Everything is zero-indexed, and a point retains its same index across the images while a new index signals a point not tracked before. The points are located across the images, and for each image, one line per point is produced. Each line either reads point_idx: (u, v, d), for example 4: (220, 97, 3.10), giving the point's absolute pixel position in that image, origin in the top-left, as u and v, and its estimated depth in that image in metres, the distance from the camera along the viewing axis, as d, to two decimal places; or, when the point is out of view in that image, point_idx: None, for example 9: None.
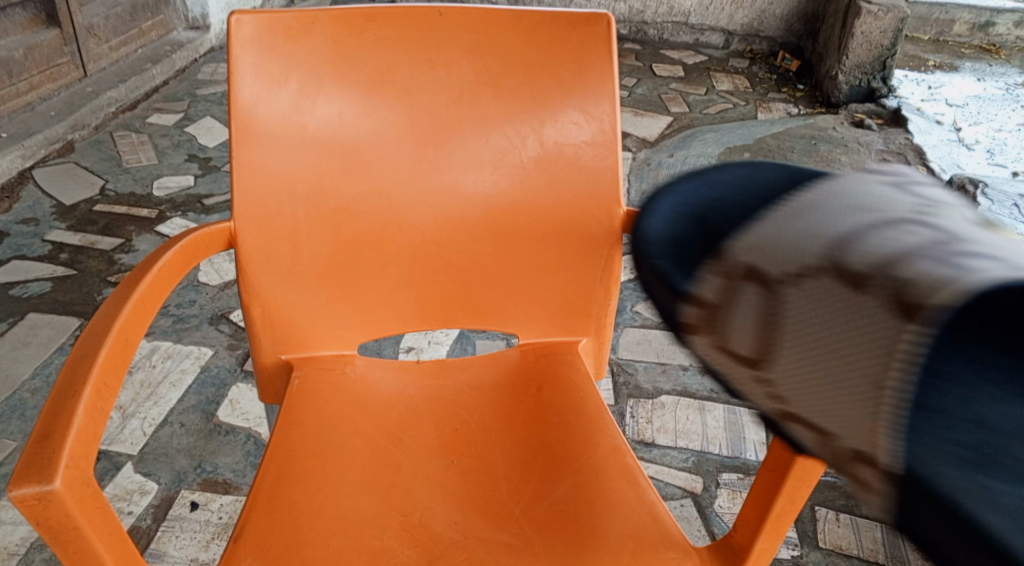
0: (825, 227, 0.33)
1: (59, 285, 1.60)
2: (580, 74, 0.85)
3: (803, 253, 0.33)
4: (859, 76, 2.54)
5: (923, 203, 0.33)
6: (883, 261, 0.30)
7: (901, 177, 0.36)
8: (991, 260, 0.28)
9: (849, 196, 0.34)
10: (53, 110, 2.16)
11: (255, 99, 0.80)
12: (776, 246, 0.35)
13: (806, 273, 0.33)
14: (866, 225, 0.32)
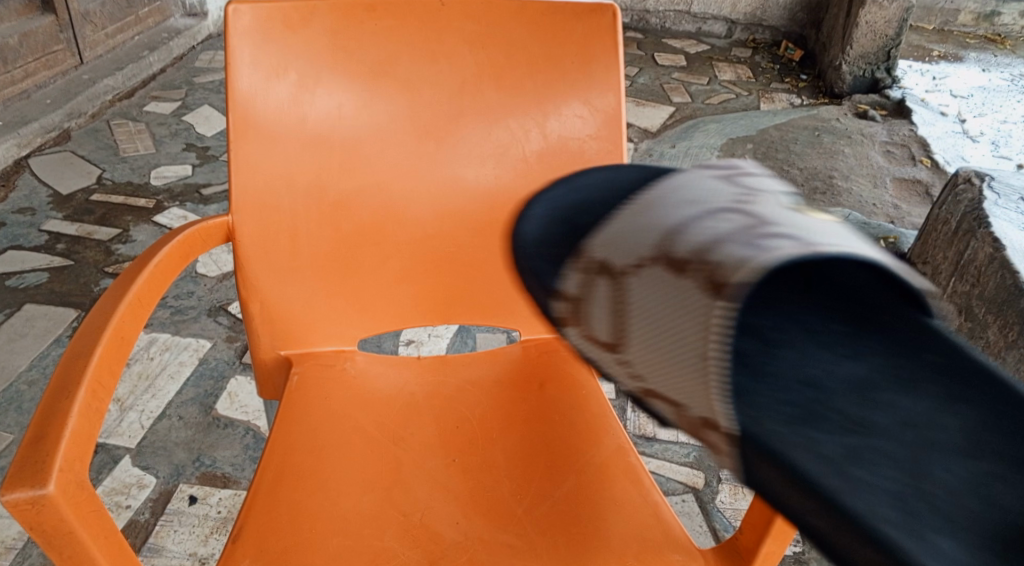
0: (657, 222, 0.42)
1: (56, 276, 1.59)
2: (585, 66, 0.83)
3: (634, 235, 0.44)
4: (863, 66, 2.52)
5: (743, 195, 0.43)
6: (710, 245, 0.39)
7: (730, 174, 0.46)
8: (787, 241, 0.38)
9: (679, 192, 0.44)
10: (49, 98, 2.14)
11: (254, 91, 0.78)
12: (618, 232, 0.45)
13: (646, 265, 0.41)
14: (695, 217, 0.41)
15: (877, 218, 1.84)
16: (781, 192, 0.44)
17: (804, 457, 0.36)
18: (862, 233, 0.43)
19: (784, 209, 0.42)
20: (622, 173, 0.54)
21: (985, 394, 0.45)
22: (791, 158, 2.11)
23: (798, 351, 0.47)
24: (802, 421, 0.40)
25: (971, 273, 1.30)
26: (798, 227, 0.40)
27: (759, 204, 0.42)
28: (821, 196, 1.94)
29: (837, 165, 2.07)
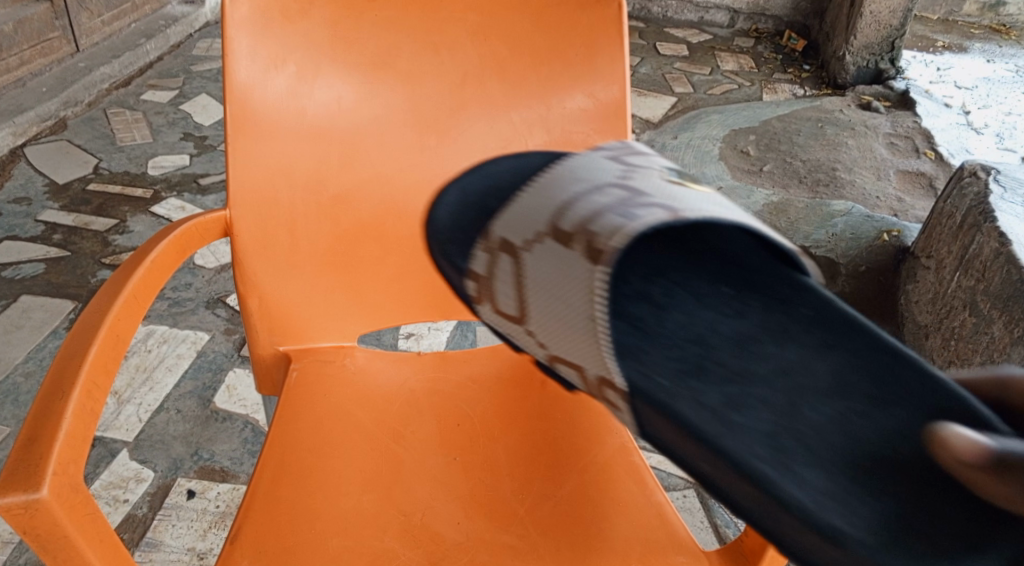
0: (553, 198, 0.54)
1: (52, 267, 1.58)
2: (589, 59, 0.82)
3: (536, 220, 0.55)
4: (866, 56, 2.50)
5: (624, 173, 0.55)
6: (593, 217, 0.51)
7: (619, 157, 0.58)
8: (654, 211, 0.51)
9: (572, 171, 0.56)
10: (45, 86, 2.12)
11: (252, 82, 0.77)
12: (521, 216, 0.56)
13: (540, 242, 0.53)
14: (583, 195, 0.53)
15: (881, 211, 1.83)
16: (660, 169, 0.57)
17: (692, 409, 0.50)
18: (726, 200, 0.56)
19: (658, 183, 0.54)
20: (529, 157, 0.64)
21: (845, 334, 0.56)
22: (794, 149, 2.10)
23: (685, 312, 0.57)
24: (690, 373, 0.53)
25: (976, 268, 1.29)
26: (669, 198, 0.53)
27: (636, 180, 0.54)
28: (824, 189, 1.92)
29: (841, 157, 2.05)
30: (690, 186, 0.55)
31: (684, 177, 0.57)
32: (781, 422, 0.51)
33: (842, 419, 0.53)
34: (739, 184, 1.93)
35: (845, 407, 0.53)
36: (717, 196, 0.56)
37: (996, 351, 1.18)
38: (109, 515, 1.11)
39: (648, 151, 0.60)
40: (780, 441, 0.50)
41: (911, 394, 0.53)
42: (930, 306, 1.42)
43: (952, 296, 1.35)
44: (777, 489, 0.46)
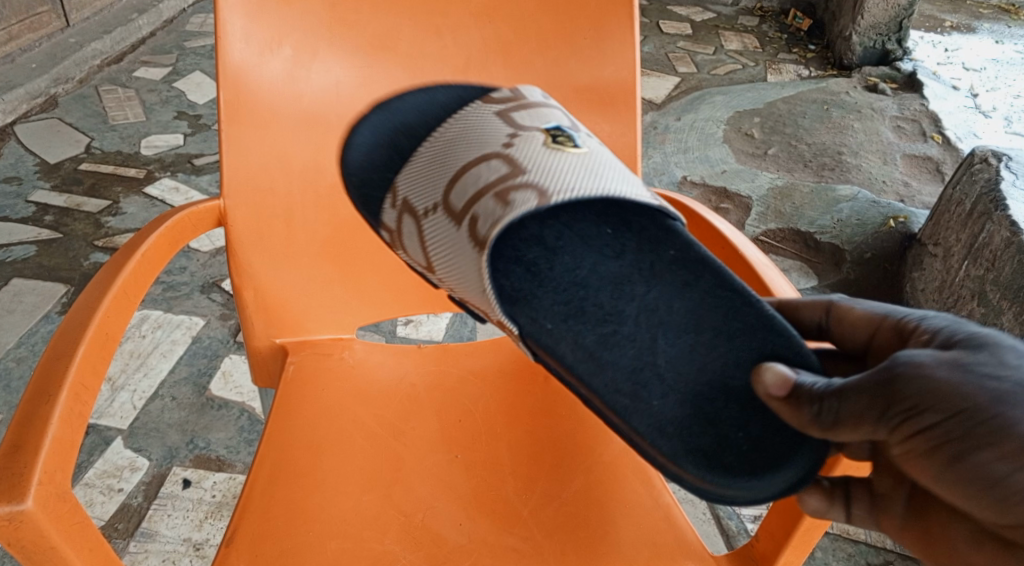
0: (446, 168, 0.60)
1: (44, 249, 1.55)
2: (597, 43, 0.80)
3: (432, 185, 0.60)
4: (873, 37, 2.45)
5: (509, 139, 0.60)
6: (475, 198, 0.58)
7: (508, 114, 0.62)
8: (527, 197, 0.57)
9: (465, 135, 0.61)
10: (35, 63, 2.07)
11: (247, 64, 0.74)
12: (419, 176, 0.61)
13: (438, 213, 0.59)
14: (470, 170, 0.59)
15: (887, 196, 1.80)
16: (544, 128, 0.61)
17: (569, 346, 0.57)
18: (604, 162, 0.61)
19: (537, 151, 0.59)
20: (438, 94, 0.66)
21: (697, 274, 0.59)
22: (799, 132, 2.06)
23: (574, 255, 0.60)
24: (568, 319, 0.58)
25: (986, 257, 1.27)
26: (545, 173, 0.58)
27: (518, 148, 0.59)
28: (830, 173, 1.89)
29: (846, 141, 2.02)
30: (570, 151, 0.60)
31: (567, 135, 0.62)
32: (630, 351, 0.58)
33: (684, 342, 0.58)
34: (743, 168, 1.89)
35: (690, 336, 0.58)
36: (594, 160, 0.60)
37: None
38: (103, 504, 1.10)
39: (538, 101, 0.64)
40: (635, 368, 0.57)
41: (747, 324, 0.58)
42: (937, 295, 1.40)
43: (960, 286, 1.33)
44: (629, 417, 0.55)
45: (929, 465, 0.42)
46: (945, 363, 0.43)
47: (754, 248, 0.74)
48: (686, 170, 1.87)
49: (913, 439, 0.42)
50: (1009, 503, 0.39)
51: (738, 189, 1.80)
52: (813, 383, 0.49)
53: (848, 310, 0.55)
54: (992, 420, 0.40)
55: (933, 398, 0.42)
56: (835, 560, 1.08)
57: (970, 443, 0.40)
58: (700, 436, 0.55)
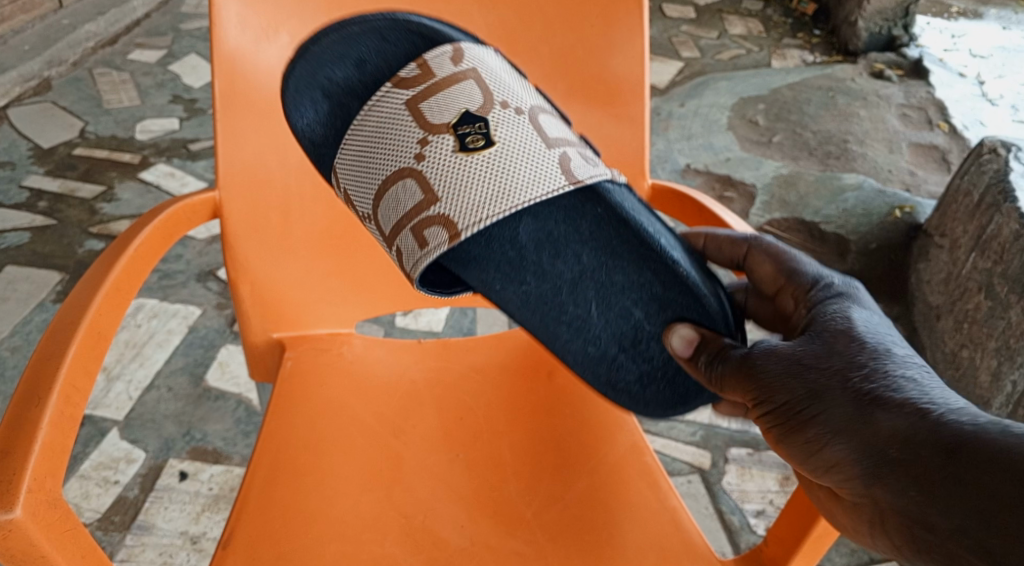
0: (366, 179, 0.66)
1: (38, 236, 1.52)
2: (606, 31, 0.79)
3: (359, 179, 0.66)
4: (880, 22, 2.42)
5: (419, 151, 0.64)
6: (395, 227, 0.65)
7: (417, 105, 0.65)
8: (437, 235, 0.63)
9: (378, 138, 0.66)
10: (28, 44, 2.03)
11: (243, 50, 0.71)
12: (348, 162, 0.67)
13: (370, 221, 0.67)
14: (388, 191, 0.65)
15: (892, 185, 1.78)
16: (452, 125, 0.64)
17: (516, 296, 0.66)
18: (512, 159, 0.63)
19: (446, 163, 0.64)
20: (361, 40, 0.68)
21: (620, 245, 0.65)
22: (804, 120, 2.04)
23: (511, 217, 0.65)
24: (512, 279, 0.66)
25: (994, 250, 1.25)
26: (455, 195, 0.63)
27: (428, 161, 0.64)
28: (835, 161, 1.87)
29: (852, 129, 1.99)
30: (477, 156, 0.63)
31: (476, 127, 0.64)
32: (567, 304, 0.66)
33: (611, 293, 0.66)
34: (748, 155, 1.87)
35: (620, 290, 0.66)
36: (502, 159, 0.63)
37: (1013, 337, 1.15)
38: (99, 497, 1.08)
39: (449, 75, 0.66)
40: (571, 319, 0.67)
41: (662, 280, 0.64)
42: (943, 286, 1.38)
43: (966, 277, 1.31)
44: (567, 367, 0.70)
45: (772, 439, 0.51)
46: (785, 357, 0.51)
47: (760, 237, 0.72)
48: (689, 158, 1.85)
49: (764, 418, 0.52)
50: (819, 472, 0.48)
51: (743, 177, 1.78)
52: (719, 342, 0.59)
53: (758, 265, 0.64)
54: (809, 406, 0.48)
55: (773, 388, 0.51)
56: (839, 556, 1.07)
57: (792, 424, 0.49)
58: (626, 375, 0.68)
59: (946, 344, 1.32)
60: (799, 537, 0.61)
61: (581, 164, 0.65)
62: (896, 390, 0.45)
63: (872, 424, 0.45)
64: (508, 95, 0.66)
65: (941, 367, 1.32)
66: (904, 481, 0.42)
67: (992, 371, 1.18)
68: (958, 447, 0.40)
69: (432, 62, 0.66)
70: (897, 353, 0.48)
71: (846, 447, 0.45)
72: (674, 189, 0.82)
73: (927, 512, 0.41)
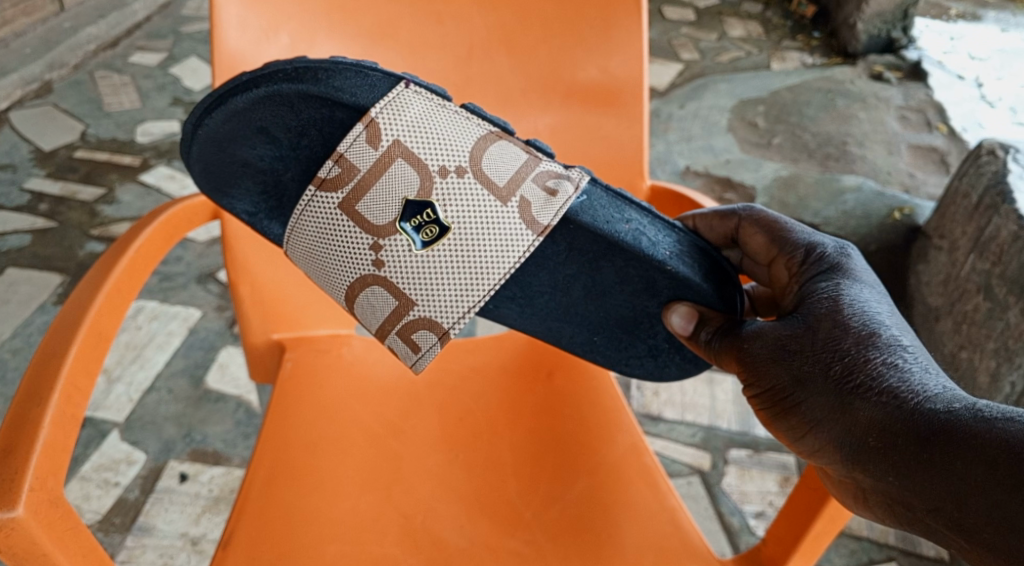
0: (336, 286, 0.64)
1: (39, 238, 1.53)
2: (606, 32, 0.80)
3: (328, 282, 0.64)
4: (879, 25, 2.42)
5: (376, 258, 0.61)
6: (381, 328, 0.64)
7: (353, 208, 0.60)
8: (425, 337, 0.62)
9: (327, 247, 0.62)
10: (30, 47, 2.04)
11: (243, 52, 0.72)
12: (310, 265, 0.64)
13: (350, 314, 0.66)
14: (360, 297, 0.63)
15: (891, 187, 1.78)
16: (399, 219, 0.59)
17: (512, 312, 0.68)
18: (475, 240, 0.59)
19: (406, 261, 0.60)
20: (251, 112, 0.57)
21: (603, 255, 0.59)
22: (804, 122, 2.04)
23: None
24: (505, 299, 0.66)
25: (992, 252, 1.25)
26: (428, 290, 0.61)
27: (388, 265, 0.61)
28: (834, 164, 1.87)
29: (851, 131, 2.00)
30: (438, 249, 0.60)
31: (424, 216, 0.59)
32: (564, 303, 0.66)
33: (600, 288, 0.63)
34: (748, 157, 1.87)
35: (610, 286, 0.63)
36: (464, 245, 0.59)
37: (1012, 337, 1.15)
38: (100, 498, 1.09)
39: (374, 164, 0.58)
40: (569, 314, 0.67)
41: (649, 274, 0.60)
42: (942, 288, 1.38)
43: (965, 279, 1.31)
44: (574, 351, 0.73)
45: (761, 416, 0.55)
46: (772, 343, 0.54)
47: None
48: (689, 160, 1.85)
49: (752, 397, 0.55)
50: (809, 453, 0.51)
51: (742, 179, 1.79)
52: (710, 323, 0.60)
53: (751, 237, 0.64)
54: (796, 392, 0.51)
55: (759, 373, 0.54)
56: (839, 557, 1.07)
57: (780, 407, 0.52)
58: (633, 348, 0.70)
59: (945, 345, 1.32)
60: (796, 535, 0.62)
61: (541, 206, 0.58)
62: (879, 379, 0.48)
63: (853, 413, 0.48)
64: (444, 156, 0.58)
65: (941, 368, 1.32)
66: (886, 467, 0.46)
67: (991, 372, 1.18)
68: (934, 434, 0.44)
69: (348, 147, 0.58)
70: (876, 331, 0.51)
71: (829, 434, 0.49)
72: (673, 191, 0.82)
73: (906, 495, 0.45)
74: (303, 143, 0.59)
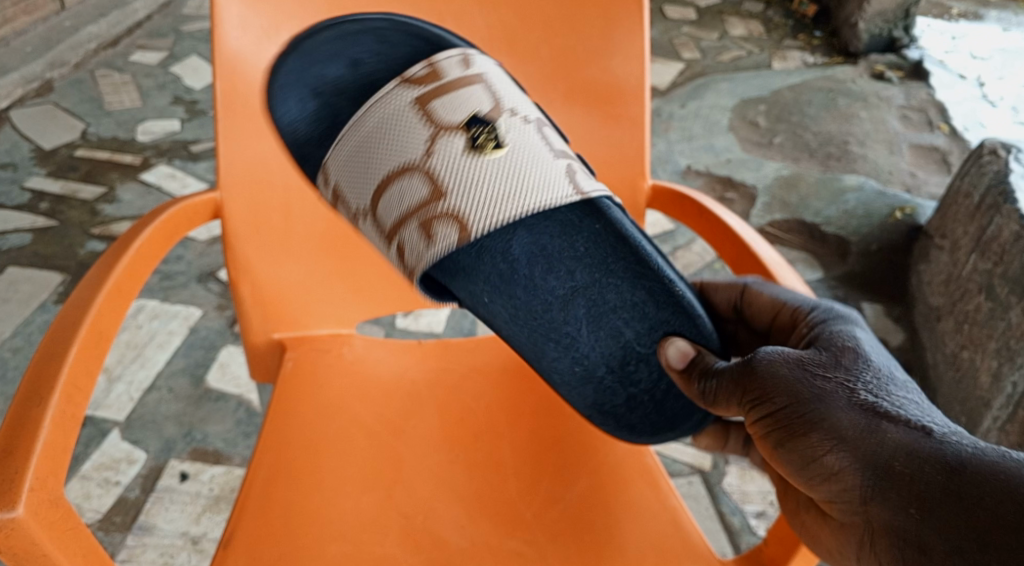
0: (369, 186, 0.67)
1: (39, 237, 1.53)
2: (607, 31, 0.80)
3: (358, 180, 0.67)
4: (880, 24, 2.42)
5: (427, 152, 0.65)
6: (399, 220, 0.66)
7: (426, 107, 0.65)
8: (445, 232, 0.64)
9: (380, 137, 0.66)
10: (29, 45, 2.04)
11: (244, 53, 0.71)
12: (349, 160, 0.68)
13: (367, 217, 0.68)
14: (391, 189, 0.66)
15: (893, 187, 1.78)
16: (463, 127, 0.65)
17: (504, 311, 0.69)
18: (521, 164, 0.64)
19: (452, 165, 0.64)
20: (360, 37, 0.67)
21: (615, 268, 0.66)
22: (805, 121, 2.04)
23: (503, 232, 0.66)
24: (500, 292, 0.68)
25: (994, 251, 1.24)
26: (462, 189, 0.64)
27: (434, 162, 0.65)
28: (835, 163, 1.87)
29: (852, 131, 2.00)
30: (485, 160, 0.64)
31: (485, 130, 0.65)
32: (558, 320, 0.69)
33: (600, 312, 0.68)
34: (748, 157, 1.87)
35: (609, 312, 0.67)
36: (511, 163, 0.64)
37: (1013, 338, 1.13)
38: (100, 497, 1.09)
39: (458, 78, 0.66)
40: (560, 335, 0.69)
41: (654, 299, 0.66)
42: (943, 288, 1.38)
43: (967, 279, 1.31)
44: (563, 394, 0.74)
45: (767, 441, 0.54)
46: (793, 361, 0.54)
47: (765, 244, 0.74)
48: (690, 160, 1.85)
49: (760, 419, 0.54)
50: (818, 480, 0.50)
51: (743, 179, 1.78)
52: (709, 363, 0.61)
53: (755, 298, 0.66)
54: (816, 411, 0.51)
55: (776, 389, 0.53)
56: None
57: (793, 427, 0.52)
58: (613, 397, 0.70)
59: (946, 345, 1.32)
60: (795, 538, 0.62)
61: (584, 174, 0.66)
62: (904, 410, 0.49)
63: (878, 437, 0.48)
64: (514, 101, 0.67)
65: (942, 368, 1.32)
66: (910, 496, 0.46)
67: (993, 372, 1.16)
68: (960, 466, 0.45)
69: (442, 61, 0.66)
70: (892, 375, 0.53)
71: (849, 458, 0.48)
72: (675, 190, 0.83)
73: (925, 528, 0.45)
74: (383, 76, 0.68)
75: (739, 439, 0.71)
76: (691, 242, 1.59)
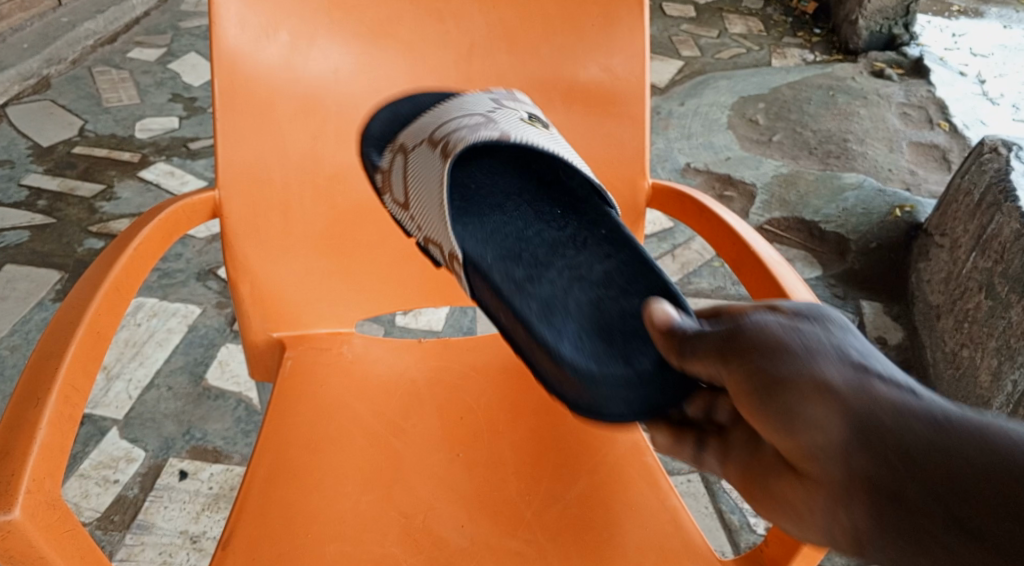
0: (425, 129, 0.74)
1: (37, 234, 1.52)
2: (607, 29, 0.79)
3: (430, 130, 0.74)
4: (880, 21, 2.41)
5: (492, 108, 0.74)
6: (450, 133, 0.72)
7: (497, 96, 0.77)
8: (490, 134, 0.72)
9: (454, 104, 0.75)
10: (26, 42, 2.04)
11: (243, 50, 0.71)
12: (426, 121, 0.75)
13: (421, 152, 0.73)
14: (452, 123, 0.73)
15: (892, 185, 1.78)
16: (525, 111, 0.76)
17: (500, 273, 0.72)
18: (562, 144, 0.75)
19: (510, 120, 0.73)
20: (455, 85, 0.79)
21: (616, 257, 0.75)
22: (804, 119, 2.04)
23: (522, 219, 0.78)
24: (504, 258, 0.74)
25: (994, 250, 1.24)
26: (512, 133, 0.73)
27: (497, 114, 0.74)
28: (835, 161, 1.87)
29: (852, 128, 1.99)
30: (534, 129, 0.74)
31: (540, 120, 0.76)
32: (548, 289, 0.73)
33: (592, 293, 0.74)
34: (748, 154, 1.87)
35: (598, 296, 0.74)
36: (555, 141, 0.75)
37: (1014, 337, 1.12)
38: (99, 496, 1.08)
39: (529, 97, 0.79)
40: (548, 297, 0.72)
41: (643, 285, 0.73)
42: (943, 286, 1.38)
43: (966, 277, 1.31)
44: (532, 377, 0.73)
45: (749, 395, 0.52)
46: (785, 323, 0.53)
47: (765, 244, 0.73)
48: (689, 157, 1.85)
49: (744, 372, 0.52)
50: (798, 433, 0.49)
51: (743, 176, 1.78)
52: (689, 328, 0.60)
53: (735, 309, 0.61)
54: (805, 365, 0.50)
55: (767, 344, 0.52)
56: (838, 556, 1.07)
57: (780, 380, 0.50)
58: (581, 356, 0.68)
59: (946, 344, 1.32)
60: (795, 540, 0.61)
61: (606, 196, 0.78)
62: (891, 373, 0.49)
63: (867, 392, 0.48)
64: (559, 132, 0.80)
65: (941, 366, 1.32)
66: (895, 449, 0.45)
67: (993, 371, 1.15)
68: (947, 422, 0.45)
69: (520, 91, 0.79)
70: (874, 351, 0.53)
71: (836, 411, 0.48)
72: (675, 189, 0.82)
73: (908, 482, 0.44)
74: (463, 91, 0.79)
75: (692, 444, 0.59)
76: (690, 240, 1.60)
